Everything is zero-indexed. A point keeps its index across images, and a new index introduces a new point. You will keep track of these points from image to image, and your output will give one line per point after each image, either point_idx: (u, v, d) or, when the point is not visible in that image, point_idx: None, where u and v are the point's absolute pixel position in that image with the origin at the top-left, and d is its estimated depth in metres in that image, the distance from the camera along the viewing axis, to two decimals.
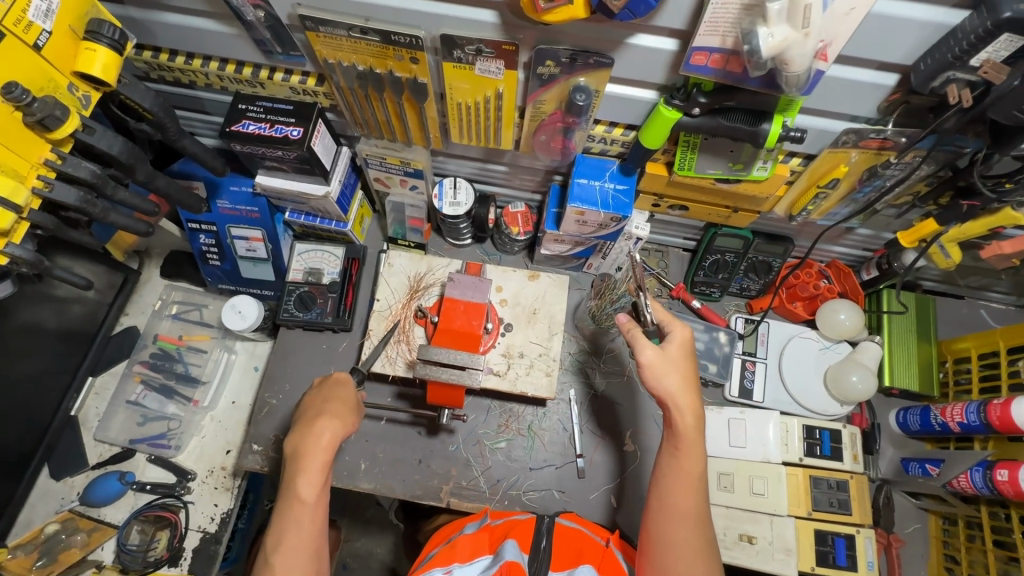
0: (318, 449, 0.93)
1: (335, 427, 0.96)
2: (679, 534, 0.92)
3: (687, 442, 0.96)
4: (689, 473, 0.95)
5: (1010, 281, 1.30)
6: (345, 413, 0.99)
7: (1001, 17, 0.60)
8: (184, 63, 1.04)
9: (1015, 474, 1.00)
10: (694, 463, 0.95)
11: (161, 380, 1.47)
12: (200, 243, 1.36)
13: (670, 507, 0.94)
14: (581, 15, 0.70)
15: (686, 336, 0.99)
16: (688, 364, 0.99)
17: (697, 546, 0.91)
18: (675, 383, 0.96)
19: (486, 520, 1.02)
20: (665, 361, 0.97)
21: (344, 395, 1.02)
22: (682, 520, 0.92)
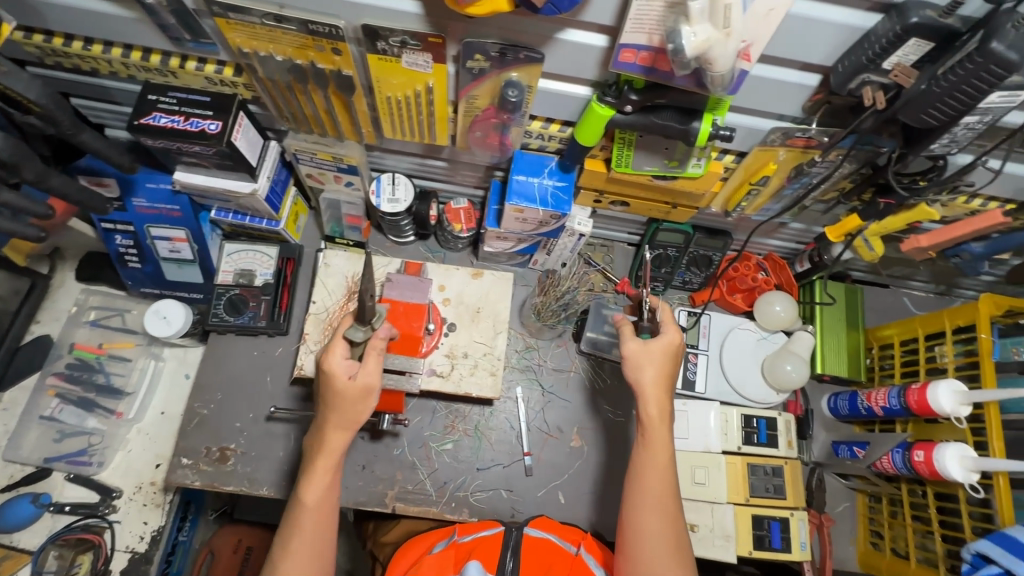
0: (323, 452, 0.94)
1: (340, 432, 0.94)
2: (655, 522, 0.92)
3: (654, 432, 0.99)
4: (659, 463, 0.97)
5: (928, 271, 1.38)
6: (336, 410, 0.93)
7: (908, 22, 0.62)
8: (82, 48, 0.94)
9: (930, 454, 1.05)
10: (663, 453, 0.98)
11: (80, 393, 1.36)
12: (116, 244, 1.26)
13: (644, 495, 0.95)
14: (504, 8, 0.67)
15: (675, 340, 1.02)
16: (671, 361, 1.02)
17: (669, 535, 0.91)
18: (654, 376, 1.00)
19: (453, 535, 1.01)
20: (647, 356, 1.01)
21: (339, 389, 0.92)
22: (654, 509, 0.93)
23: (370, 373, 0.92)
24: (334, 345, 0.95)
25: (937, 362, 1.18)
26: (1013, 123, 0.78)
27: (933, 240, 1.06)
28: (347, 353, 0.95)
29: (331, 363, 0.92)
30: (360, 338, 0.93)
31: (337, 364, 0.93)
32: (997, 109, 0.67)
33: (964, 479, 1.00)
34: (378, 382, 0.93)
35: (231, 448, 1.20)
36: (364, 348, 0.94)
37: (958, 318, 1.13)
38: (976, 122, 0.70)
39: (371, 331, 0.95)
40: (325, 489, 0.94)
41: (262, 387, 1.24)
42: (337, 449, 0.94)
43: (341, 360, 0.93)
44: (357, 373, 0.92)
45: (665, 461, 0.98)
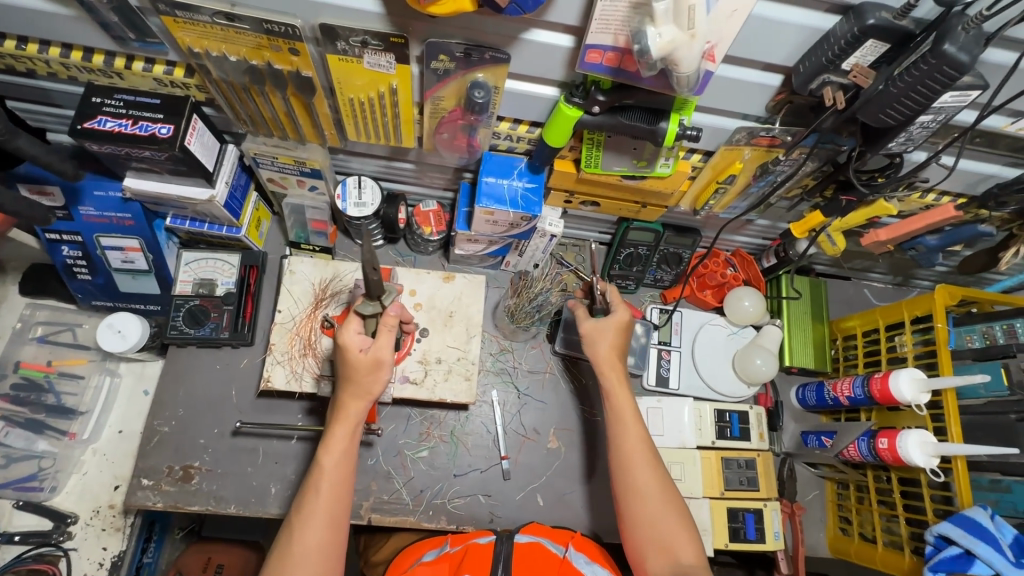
0: (343, 421, 0.93)
1: (358, 402, 0.93)
2: (645, 476, 0.97)
3: (618, 399, 1.04)
4: (626, 428, 1.01)
5: (887, 263, 1.43)
6: (357, 381, 0.92)
7: (866, 24, 0.63)
8: (15, 48, 0.88)
9: (893, 441, 1.08)
10: (631, 419, 1.02)
11: (28, 415, 1.27)
12: (63, 256, 1.18)
13: (626, 457, 0.99)
14: (468, 8, 0.65)
15: (622, 318, 1.07)
16: (622, 335, 1.07)
17: (662, 484, 0.97)
18: (607, 349, 1.06)
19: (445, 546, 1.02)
20: (603, 331, 1.07)
21: (350, 360, 0.91)
22: (641, 466, 0.98)
23: (381, 346, 0.91)
24: (348, 320, 0.93)
25: (898, 351, 1.22)
26: (965, 121, 0.81)
27: (891, 235, 1.10)
28: (360, 325, 0.93)
29: (343, 336, 0.91)
30: (370, 312, 0.90)
31: (350, 336, 0.91)
32: (949, 109, 0.69)
33: (926, 464, 1.04)
34: (390, 356, 0.92)
35: (195, 465, 1.15)
36: (376, 322, 0.92)
37: (917, 309, 1.17)
38: (931, 121, 0.71)
39: (383, 305, 0.91)
40: (341, 453, 0.92)
41: (227, 401, 1.19)
42: (354, 416, 0.93)
43: (354, 334, 0.92)
44: (369, 346, 0.91)
45: (635, 421, 1.02)
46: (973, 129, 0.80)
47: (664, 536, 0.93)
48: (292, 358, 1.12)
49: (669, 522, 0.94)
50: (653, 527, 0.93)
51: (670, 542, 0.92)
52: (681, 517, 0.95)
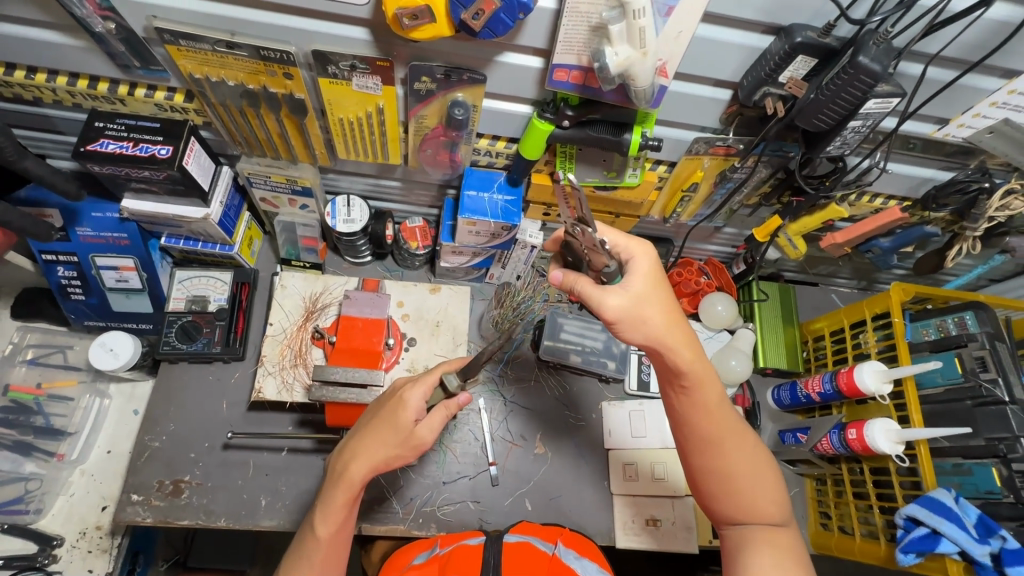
0: (342, 483, 0.88)
1: (364, 470, 0.88)
2: (740, 452, 0.89)
3: (699, 376, 0.87)
4: (707, 402, 0.88)
5: (849, 267, 1.52)
6: (384, 443, 0.88)
7: (795, 41, 0.72)
8: (25, 77, 0.94)
9: (862, 431, 1.14)
10: (715, 395, 0.89)
11: (16, 437, 1.27)
12: (58, 277, 1.22)
13: (715, 437, 0.89)
14: (445, 33, 0.73)
15: (650, 262, 0.85)
16: (663, 289, 0.85)
17: (753, 457, 0.90)
18: (658, 321, 0.83)
19: (435, 549, 1.03)
20: (652, 290, 0.83)
21: (401, 424, 0.88)
22: (731, 443, 0.89)
23: (430, 426, 0.90)
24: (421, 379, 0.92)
25: (862, 348, 1.29)
26: (888, 127, 0.92)
27: (847, 237, 1.19)
28: (430, 391, 0.91)
29: (408, 398, 0.89)
30: (454, 387, 0.90)
31: (416, 402, 0.89)
32: (875, 114, 0.78)
33: (892, 451, 1.10)
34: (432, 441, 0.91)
35: (186, 479, 1.16)
36: (439, 399, 0.92)
37: (876, 307, 1.25)
38: (861, 126, 0.81)
39: (464, 387, 0.92)
40: (337, 526, 0.89)
41: (218, 414, 1.22)
42: (358, 481, 0.88)
43: (420, 398, 0.90)
44: (423, 421, 0.90)
45: (713, 392, 0.89)
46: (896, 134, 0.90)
47: (751, 505, 0.88)
48: (284, 369, 1.15)
49: (766, 492, 0.88)
50: (748, 501, 0.88)
51: (755, 509, 0.88)
52: (775, 484, 0.90)
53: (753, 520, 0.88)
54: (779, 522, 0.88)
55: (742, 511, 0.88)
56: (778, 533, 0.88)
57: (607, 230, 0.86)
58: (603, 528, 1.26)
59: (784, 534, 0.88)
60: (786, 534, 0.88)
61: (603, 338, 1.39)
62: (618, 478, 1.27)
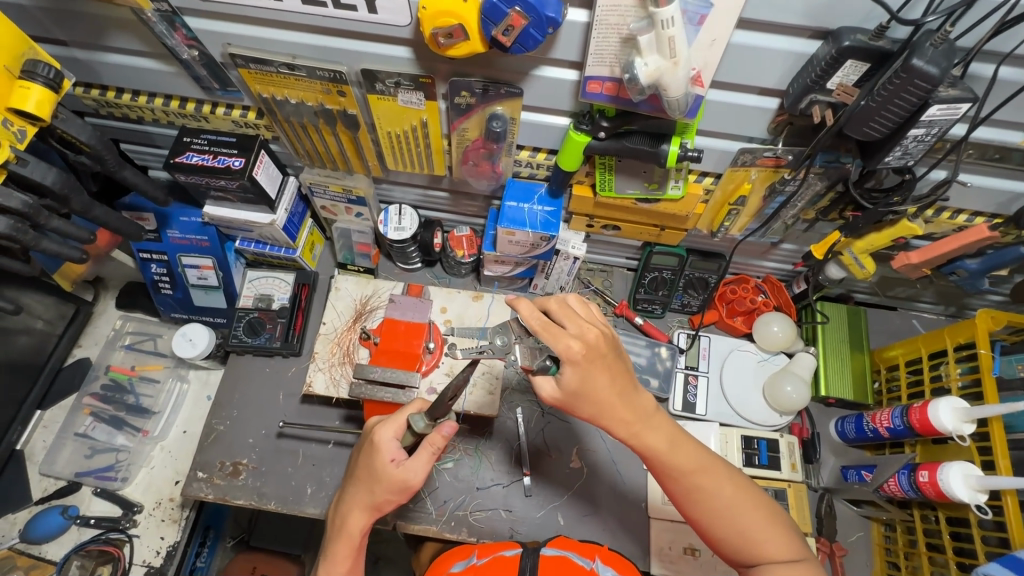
0: (343, 533, 0.91)
1: (361, 514, 0.90)
2: (717, 497, 0.84)
3: (645, 439, 0.84)
4: (667, 450, 0.84)
5: (933, 292, 1.37)
6: (371, 489, 0.89)
7: (842, 45, 0.67)
8: (130, 100, 1.09)
9: (935, 475, 1.02)
10: (671, 450, 0.84)
11: (112, 412, 1.45)
12: (151, 273, 1.38)
13: (686, 491, 0.84)
14: (479, 49, 0.76)
15: (570, 352, 0.76)
16: (593, 373, 0.78)
17: (733, 498, 0.84)
18: (592, 404, 0.80)
19: (471, 559, 0.95)
20: (582, 381, 0.78)
21: (381, 470, 0.88)
22: (707, 486, 0.84)
23: (414, 467, 0.88)
24: (392, 421, 0.91)
25: (942, 381, 1.15)
26: (958, 135, 0.84)
27: (924, 257, 1.07)
28: (399, 428, 0.90)
29: (379, 441, 0.89)
30: (420, 429, 0.88)
31: (387, 442, 0.89)
32: (941, 122, 0.71)
33: (972, 501, 0.97)
34: (420, 479, 0.88)
35: (244, 462, 1.26)
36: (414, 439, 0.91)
37: (959, 336, 1.11)
38: (925, 134, 0.74)
39: (434, 423, 0.90)
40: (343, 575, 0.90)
41: (275, 404, 1.32)
42: (358, 531, 0.91)
43: (389, 435, 0.89)
44: (402, 461, 0.88)
45: (669, 441, 0.84)
46: (966, 142, 0.82)
47: (758, 544, 0.82)
48: (333, 366, 1.22)
49: (760, 530, 0.82)
50: (744, 545, 0.82)
51: (761, 544, 0.82)
52: (770, 515, 0.84)
53: (761, 562, 0.82)
54: (789, 560, 0.81)
55: (743, 555, 0.83)
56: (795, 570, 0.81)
57: (539, 328, 0.77)
58: (639, 552, 1.21)
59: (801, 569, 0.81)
60: (801, 569, 0.81)
61: (646, 354, 1.33)
62: (657, 501, 1.23)
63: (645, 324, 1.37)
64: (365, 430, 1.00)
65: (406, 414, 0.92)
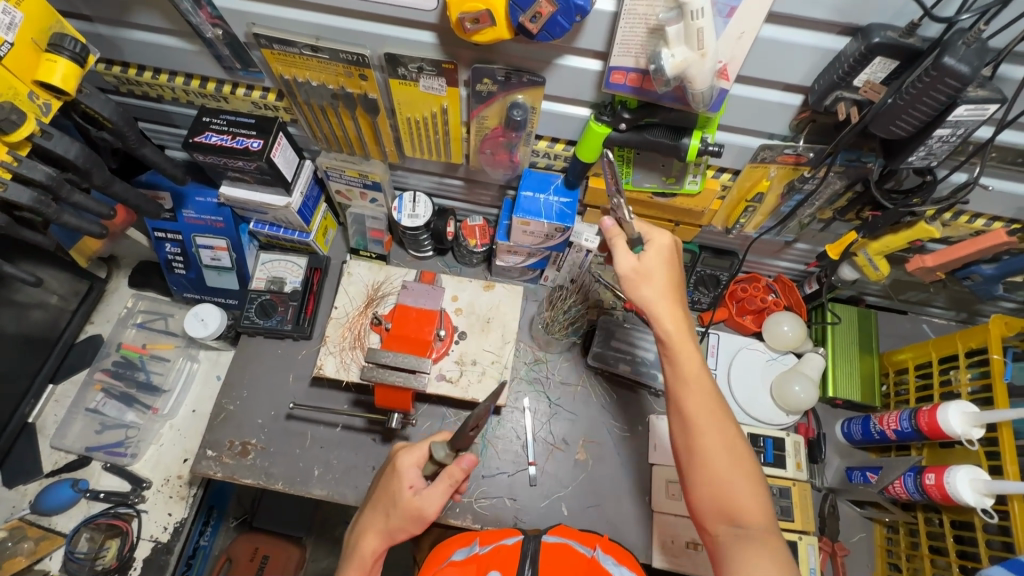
0: (355, 557, 0.90)
1: (376, 538, 0.89)
2: (711, 434, 0.83)
3: (680, 350, 0.88)
4: (688, 373, 0.86)
5: (945, 297, 1.36)
6: (386, 514, 0.90)
7: (872, 42, 0.67)
8: (151, 77, 1.10)
9: (941, 477, 1.03)
10: (695, 368, 0.87)
11: (122, 388, 1.47)
12: (166, 252, 1.39)
13: (686, 412, 0.85)
14: (505, 36, 0.76)
15: (666, 240, 0.91)
16: (673, 265, 0.91)
17: (730, 441, 0.83)
18: (652, 288, 0.89)
19: (475, 547, 0.92)
20: (647, 263, 0.90)
21: (398, 497, 0.89)
22: (707, 422, 0.84)
23: (430, 497, 0.88)
24: (414, 449, 0.93)
25: (951, 386, 1.15)
26: (983, 137, 0.83)
27: (939, 260, 1.07)
28: (421, 455, 0.92)
29: (400, 466, 0.91)
30: (440, 458, 0.87)
31: (407, 469, 0.90)
32: (968, 123, 0.71)
33: (978, 504, 0.98)
34: (436, 509, 0.88)
35: (253, 442, 1.27)
36: (434, 469, 0.90)
37: (971, 341, 1.11)
38: (950, 135, 0.74)
39: (456, 455, 0.89)
40: None
41: (285, 385, 1.33)
42: (370, 554, 0.89)
43: (410, 459, 0.91)
44: (420, 489, 0.89)
45: (697, 366, 0.87)
46: (990, 144, 0.81)
47: (730, 495, 0.80)
48: (343, 349, 1.23)
49: (738, 483, 0.80)
50: (717, 490, 0.81)
51: (733, 498, 0.80)
52: (755, 483, 0.81)
53: (726, 517, 0.80)
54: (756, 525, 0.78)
55: (712, 503, 0.81)
56: (753, 540, 0.77)
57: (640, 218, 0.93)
58: (641, 545, 1.21)
59: (769, 541, 0.77)
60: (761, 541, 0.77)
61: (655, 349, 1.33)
62: (660, 496, 1.22)
63: None
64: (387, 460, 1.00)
65: (427, 445, 0.93)
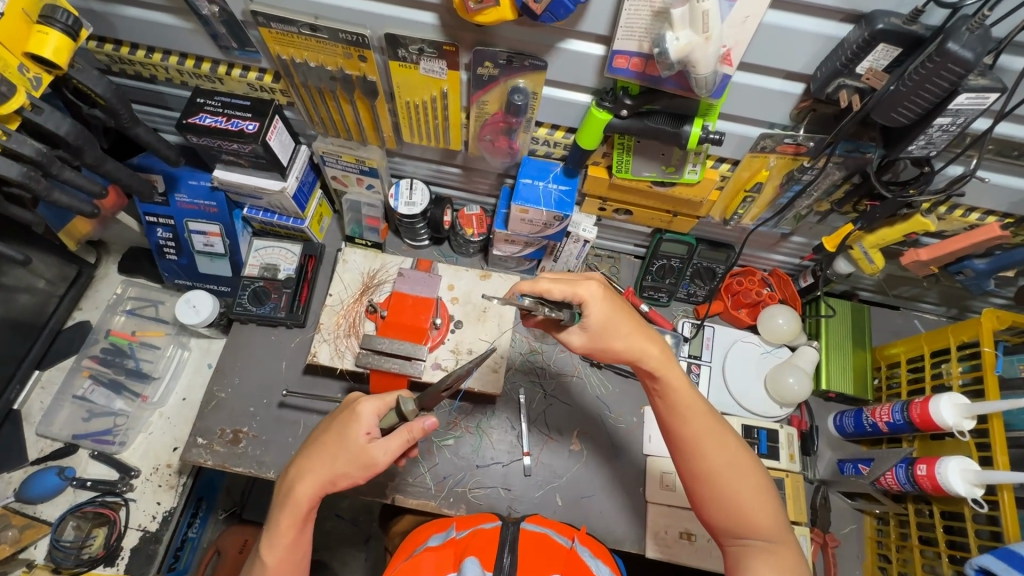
0: (290, 500, 0.87)
1: (311, 484, 0.87)
2: (717, 457, 0.84)
3: (667, 380, 0.87)
4: (681, 397, 0.86)
5: (937, 292, 1.38)
6: (333, 458, 0.88)
7: (876, 28, 0.68)
8: (144, 56, 1.08)
9: (932, 468, 1.03)
10: (686, 394, 0.87)
11: (111, 375, 1.44)
12: (157, 237, 1.37)
13: (689, 441, 0.85)
14: (509, 17, 0.76)
15: (600, 290, 0.86)
16: (623, 312, 0.87)
17: (735, 458, 0.84)
18: (616, 345, 0.87)
19: (451, 532, 0.92)
20: (607, 319, 0.86)
21: (351, 441, 0.88)
22: (710, 444, 0.84)
23: (384, 447, 0.87)
24: (378, 398, 0.93)
25: (943, 379, 1.17)
26: (980, 129, 0.84)
27: (933, 254, 1.07)
28: (380, 407, 0.91)
29: (360, 411, 0.91)
30: (406, 410, 0.90)
31: (367, 416, 0.90)
32: (967, 112, 0.72)
33: (968, 494, 0.99)
34: (385, 460, 0.88)
35: (244, 430, 1.25)
36: (394, 421, 0.91)
37: (963, 334, 1.12)
38: (950, 124, 0.75)
39: (419, 413, 0.92)
40: (284, 550, 0.86)
41: (277, 372, 1.31)
42: (306, 500, 0.87)
43: (369, 409, 0.91)
44: (375, 437, 0.89)
45: (685, 390, 0.87)
46: (987, 136, 0.82)
47: (746, 512, 0.82)
48: (338, 337, 1.21)
49: (750, 498, 0.82)
50: (733, 512, 0.82)
51: (750, 513, 0.82)
52: (765, 493, 0.83)
53: (744, 533, 0.82)
54: (770, 535, 0.82)
55: (730, 523, 0.83)
56: (774, 549, 0.81)
57: (553, 283, 0.84)
58: (635, 535, 1.21)
59: (781, 552, 0.81)
60: (780, 550, 0.81)
61: None
62: (654, 487, 1.22)
63: (652, 311, 1.35)
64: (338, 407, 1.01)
65: (394, 396, 0.93)
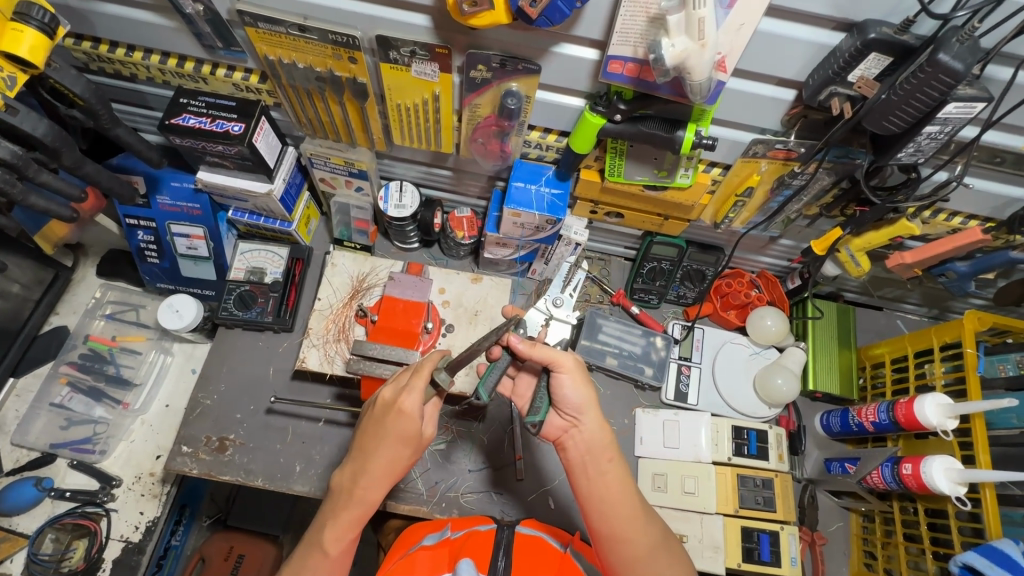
0: (359, 501, 0.87)
1: (380, 486, 0.87)
2: (642, 539, 0.85)
3: (608, 457, 0.89)
4: (615, 477, 0.88)
5: (919, 294, 1.41)
6: (391, 454, 0.87)
7: (868, 37, 0.68)
8: (124, 55, 1.04)
9: (918, 467, 1.05)
10: (618, 472, 0.89)
11: (90, 382, 1.40)
12: (138, 240, 1.33)
13: (618, 522, 0.85)
14: (503, 21, 0.75)
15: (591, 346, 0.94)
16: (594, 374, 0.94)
17: (659, 533, 0.87)
18: (581, 401, 0.90)
19: (446, 532, 0.91)
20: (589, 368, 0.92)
21: (408, 436, 0.86)
22: (637, 526, 0.85)
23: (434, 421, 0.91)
24: (415, 386, 0.87)
25: (926, 379, 1.19)
26: (967, 137, 0.86)
27: (918, 257, 1.09)
28: (424, 394, 0.88)
29: (405, 407, 0.86)
30: (446, 384, 0.87)
31: (414, 408, 0.86)
32: (955, 120, 0.74)
33: (951, 492, 1.01)
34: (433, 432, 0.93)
35: (231, 437, 1.22)
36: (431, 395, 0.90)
37: (946, 336, 1.14)
38: (938, 132, 0.76)
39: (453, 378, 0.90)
40: (348, 543, 0.86)
41: (265, 378, 1.29)
42: (373, 500, 0.88)
43: (417, 402, 0.86)
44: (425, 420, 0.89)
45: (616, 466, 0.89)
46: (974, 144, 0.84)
47: None
48: (327, 342, 1.19)
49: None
50: None
51: None
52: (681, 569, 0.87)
53: None
54: None
55: None
56: None
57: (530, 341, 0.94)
58: None
59: None
60: None
61: (642, 343, 1.33)
62: (647, 488, 1.23)
63: (641, 313, 1.38)
64: (367, 399, 0.95)
65: (425, 375, 0.88)
